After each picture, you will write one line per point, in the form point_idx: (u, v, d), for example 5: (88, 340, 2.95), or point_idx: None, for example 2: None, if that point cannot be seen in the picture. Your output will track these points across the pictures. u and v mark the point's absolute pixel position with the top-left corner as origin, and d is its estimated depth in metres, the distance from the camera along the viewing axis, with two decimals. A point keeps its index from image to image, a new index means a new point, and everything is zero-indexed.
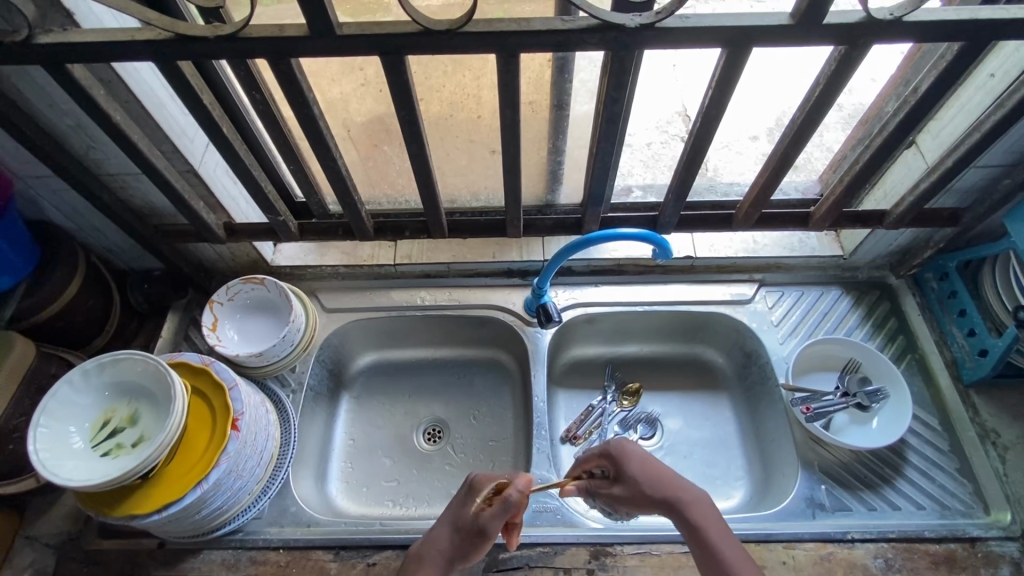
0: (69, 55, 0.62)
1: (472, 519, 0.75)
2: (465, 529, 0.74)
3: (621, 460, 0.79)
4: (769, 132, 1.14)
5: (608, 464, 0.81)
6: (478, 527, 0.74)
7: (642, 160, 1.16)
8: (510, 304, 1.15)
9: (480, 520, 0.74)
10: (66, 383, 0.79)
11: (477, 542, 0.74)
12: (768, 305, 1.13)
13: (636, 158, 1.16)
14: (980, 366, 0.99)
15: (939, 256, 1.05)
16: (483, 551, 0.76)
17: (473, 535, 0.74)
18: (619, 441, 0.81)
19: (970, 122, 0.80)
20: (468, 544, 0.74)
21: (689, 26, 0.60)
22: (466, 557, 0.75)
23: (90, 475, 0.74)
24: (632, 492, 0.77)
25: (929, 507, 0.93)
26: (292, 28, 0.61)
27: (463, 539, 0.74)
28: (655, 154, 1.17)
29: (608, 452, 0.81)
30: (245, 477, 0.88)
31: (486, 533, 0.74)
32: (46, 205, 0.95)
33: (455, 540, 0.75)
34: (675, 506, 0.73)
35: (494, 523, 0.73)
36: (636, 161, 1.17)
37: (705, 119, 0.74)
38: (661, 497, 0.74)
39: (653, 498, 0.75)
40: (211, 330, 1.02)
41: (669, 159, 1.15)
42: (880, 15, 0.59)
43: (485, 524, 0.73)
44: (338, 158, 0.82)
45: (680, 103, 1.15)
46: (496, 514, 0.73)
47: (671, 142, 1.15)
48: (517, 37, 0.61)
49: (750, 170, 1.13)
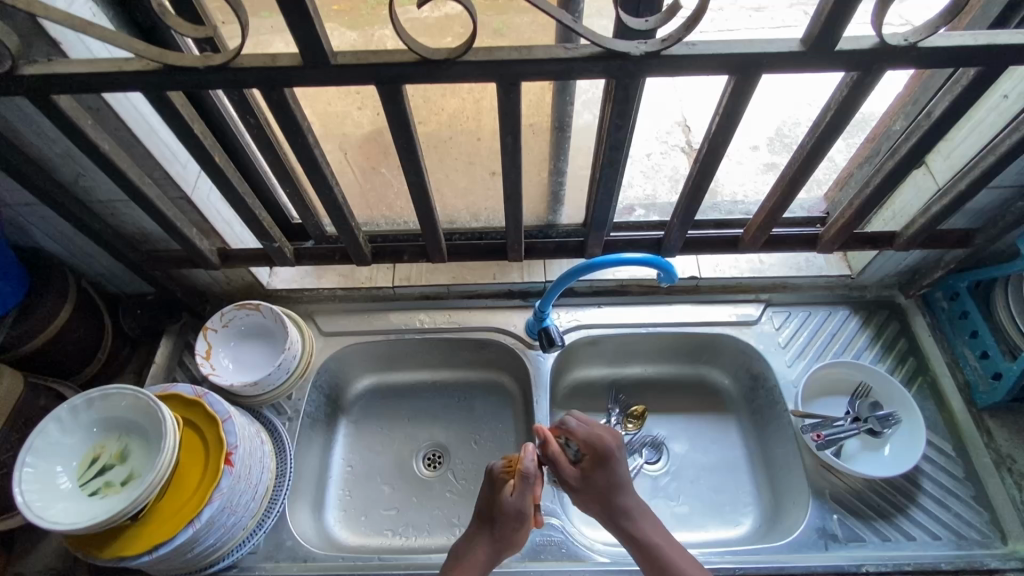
0: (55, 87, 0.60)
1: (506, 507, 0.83)
2: (501, 518, 0.83)
3: (608, 461, 0.86)
4: (770, 142, 1.12)
5: (591, 453, 0.88)
6: (513, 514, 0.82)
7: (642, 171, 1.15)
8: (511, 326, 1.13)
9: (513, 505, 0.83)
10: (53, 420, 0.77)
11: (514, 527, 0.83)
12: (775, 326, 1.10)
13: (637, 169, 1.15)
14: (995, 390, 0.96)
15: (949, 276, 1.02)
16: (522, 536, 0.85)
17: (511, 522, 0.83)
18: (615, 444, 0.88)
19: (982, 143, 0.78)
20: (508, 532, 0.83)
21: (695, 54, 0.58)
22: (508, 544, 0.84)
23: (77, 517, 0.72)
24: (592, 486, 0.86)
25: (945, 538, 0.90)
26: (285, 58, 0.59)
27: (502, 528, 0.83)
28: (655, 164, 1.15)
29: (601, 444, 0.87)
30: (239, 512, 0.85)
31: (522, 517, 0.83)
32: (36, 232, 0.93)
33: (495, 530, 0.83)
34: (616, 519, 0.85)
35: (524, 504, 0.83)
36: (637, 172, 1.15)
37: (711, 144, 0.72)
38: (613, 503, 0.85)
39: (609, 499, 0.85)
40: (204, 358, 0.99)
41: (669, 169, 1.14)
42: (894, 41, 0.57)
43: (520, 507, 0.83)
44: (334, 185, 0.80)
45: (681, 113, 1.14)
46: (524, 493, 0.83)
47: (672, 153, 1.15)
48: (517, 65, 0.59)
49: (750, 180, 1.13)
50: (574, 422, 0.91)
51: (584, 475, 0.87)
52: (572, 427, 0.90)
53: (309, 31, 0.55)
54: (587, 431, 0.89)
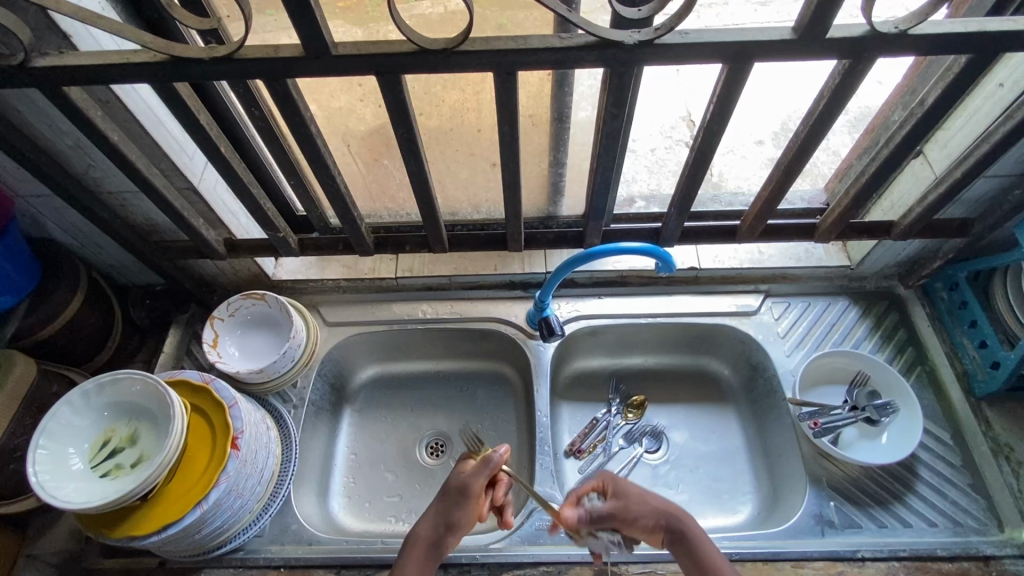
0: (66, 78, 0.62)
1: (456, 483, 0.85)
2: (448, 491, 0.85)
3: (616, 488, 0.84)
4: (774, 136, 1.15)
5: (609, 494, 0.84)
6: (460, 489, 0.84)
7: (646, 166, 1.16)
8: (512, 317, 1.14)
9: (463, 480, 0.85)
10: (66, 403, 0.79)
11: (458, 502, 0.84)
12: (775, 316, 1.11)
13: (640, 164, 1.16)
14: (992, 378, 0.97)
15: (949, 266, 1.03)
16: (467, 522, 0.84)
17: (456, 498, 0.84)
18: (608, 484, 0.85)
19: (978, 132, 0.79)
20: (451, 504, 0.84)
21: (688, 43, 0.59)
22: (450, 526, 0.83)
23: (88, 497, 0.74)
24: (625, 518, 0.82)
25: (942, 524, 0.91)
26: (287, 49, 0.61)
27: (447, 503, 0.84)
28: (659, 159, 1.16)
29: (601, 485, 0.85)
30: (245, 496, 0.87)
31: (467, 493, 0.84)
32: (48, 222, 0.95)
33: (439, 505, 0.84)
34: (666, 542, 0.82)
35: (474, 482, 0.84)
36: (640, 166, 1.16)
37: (706, 134, 0.73)
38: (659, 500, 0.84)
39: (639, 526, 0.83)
40: (211, 346, 1.01)
41: (673, 164, 1.15)
42: (883, 29, 0.58)
43: (468, 483, 0.84)
44: (337, 176, 0.81)
45: (684, 110, 1.19)
46: (481, 468, 0.85)
47: (676, 147, 1.17)
48: (513, 55, 0.60)
49: (755, 175, 1.12)
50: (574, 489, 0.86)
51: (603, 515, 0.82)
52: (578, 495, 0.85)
53: (310, 22, 0.56)
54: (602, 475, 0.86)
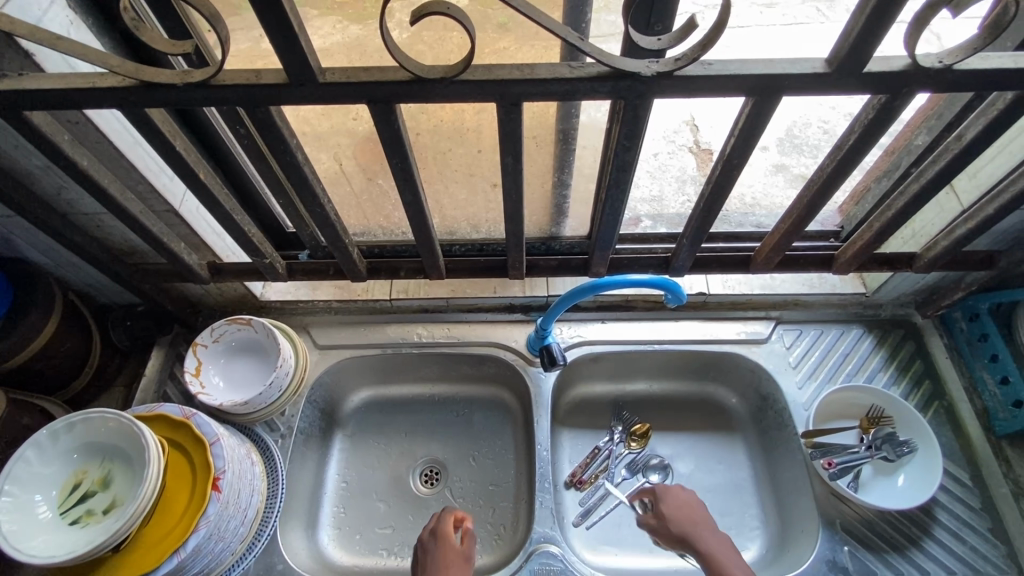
0: (27, 103, 0.57)
1: (452, 551, 0.84)
2: (449, 557, 0.83)
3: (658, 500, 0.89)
4: (779, 142, 1.10)
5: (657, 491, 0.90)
6: (462, 559, 0.84)
7: (648, 172, 1.11)
8: (511, 341, 1.09)
9: (461, 547, 0.85)
10: (32, 446, 0.74)
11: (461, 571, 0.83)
12: (786, 345, 1.06)
13: (642, 170, 1.11)
14: (1016, 418, 0.93)
15: (971, 297, 0.98)
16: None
17: (460, 563, 0.83)
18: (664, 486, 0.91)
19: (1013, 165, 0.74)
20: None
21: (712, 74, 0.54)
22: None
23: (55, 551, 0.69)
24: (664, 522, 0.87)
25: (960, 572, 0.87)
26: (270, 74, 0.56)
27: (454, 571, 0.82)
28: (662, 165, 1.12)
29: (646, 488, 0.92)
30: (227, 538, 0.82)
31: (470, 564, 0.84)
32: (20, 242, 0.89)
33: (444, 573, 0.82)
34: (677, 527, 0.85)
35: (471, 550, 0.86)
36: (643, 172, 1.10)
37: (724, 166, 0.68)
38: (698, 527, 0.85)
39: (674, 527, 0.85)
40: (194, 375, 0.96)
41: (676, 170, 1.11)
42: (926, 63, 0.53)
43: (466, 552, 0.85)
44: (327, 203, 0.76)
45: (689, 111, 1.13)
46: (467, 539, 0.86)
47: (679, 152, 1.11)
48: (519, 85, 0.55)
49: (759, 182, 1.08)
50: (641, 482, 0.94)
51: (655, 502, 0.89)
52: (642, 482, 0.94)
53: (295, 49, 0.51)
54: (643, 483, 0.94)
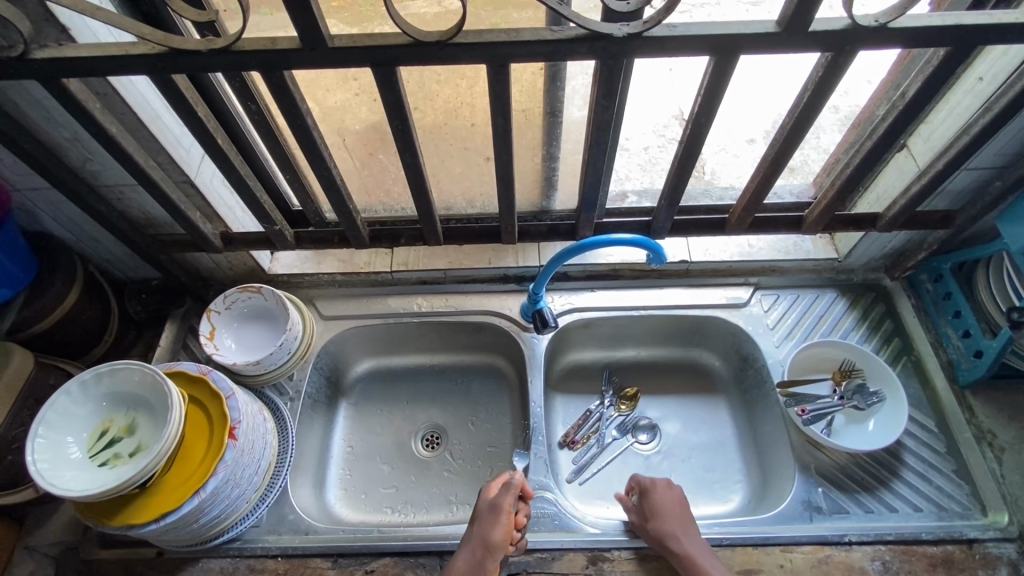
0: (67, 70, 0.63)
1: (484, 509, 0.86)
2: (481, 513, 0.86)
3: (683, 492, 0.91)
4: (765, 134, 1.16)
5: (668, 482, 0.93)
6: (489, 510, 0.85)
7: (639, 164, 1.16)
8: (506, 309, 1.16)
9: (493, 500, 0.86)
10: (64, 394, 0.81)
11: (489, 522, 0.84)
12: (764, 308, 1.13)
13: (633, 162, 1.16)
14: (976, 367, 0.99)
15: (933, 258, 1.05)
16: (504, 542, 0.83)
17: (488, 517, 0.85)
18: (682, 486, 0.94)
19: (960, 125, 0.81)
20: (485, 529, 0.84)
21: (676, 35, 0.61)
22: (489, 547, 0.82)
23: (86, 485, 0.75)
24: (668, 509, 0.89)
25: (927, 509, 0.93)
26: (284, 41, 0.62)
27: (482, 526, 0.84)
28: (652, 158, 1.17)
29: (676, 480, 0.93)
30: (243, 485, 0.88)
31: (496, 510, 0.85)
32: (45, 217, 0.95)
33: (473, 532, 0.85)
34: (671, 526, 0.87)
35: (506, 499, 0.86)
36: (634, 164, 1.16)
37: (694, 125, 0.75)
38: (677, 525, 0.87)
39: (679, 521, 0.88)
40: (208, 338, 1.03)
41: (666, 162, 1.15)
42: (864, 22, 0.60)
43: (495, 503, 0.86)
44: (333, 168, 0.82)
45: (676, 107, 1.20)
46: (505, 492, 0.87)
47: (668, 145, 1.17)
48: (506, 47, 0.62)
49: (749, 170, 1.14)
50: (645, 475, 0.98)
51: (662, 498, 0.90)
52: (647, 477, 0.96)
53: (308, 15, 0.58)
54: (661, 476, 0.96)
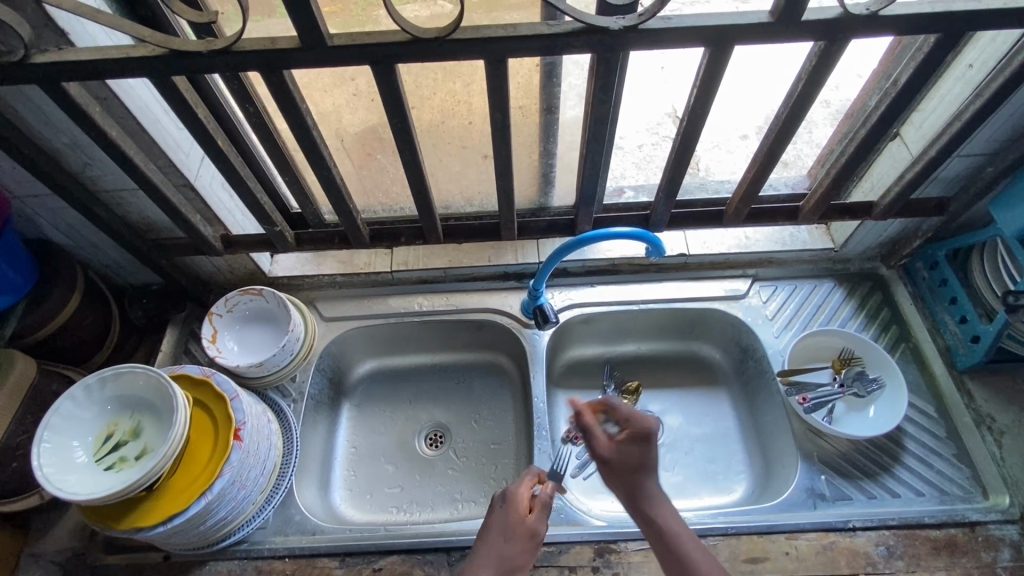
0: (67, 74, 0.63)
1: (520, 523, 0.77)
2: (516, 530, 0.77)
3: (646, 441, 0.77)
4: (759, 129, 1.16)
5: (629, 429, 0.79)
6: (526, 531, 0.77)
7: (634, 162, 1.18)
8: (506, 306, 1.16)
9: (530, 521, 0.78)
10: (69, 399, 0.81)
11: (525, 545, 0.76)
12: (762, 299, 1.14)
13: (628, 160, 1.18)
14: (974, 352, 1.00)
15: (928, 246, 1.06)
16: (525, 570, 0.76)
17: (523, 541, 0.77)
18: (652, 428, 0.79)
19: (950, 112, 0.83)
20: (519, 549, 0.75)
21: (671, 27, 0.62)
22: (512, 567, 0.75)
23: (93, 489, 0.76)
24: (624, 463, 0.77)
25: (929, 493, 0.94)
26: (284, 40, 0.63)
27: (515, 545, 0.76)
28: (647, 156, 1.18)
29: (641, 424, 0.78)
30: (249, 487, 0.88)
31: (533, 536, 0.77)
32: (44, 224, 0.95)
33: (504, 548, 0.75)
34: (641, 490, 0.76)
35: (541, 526, 0.79)
36: (629, 163, 1.18)
37: (691, 117, 0.76)
38: (642, 483, 0.76)
39: (633, 479, 0.76)
40: (210, 341, 1.04)
41: (661, 160, 1.17)
42: (856, 11, 0.61)
43: (533, 527, 0.78)
44: (333, 167, 0.83)
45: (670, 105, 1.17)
46: (541, 513, 0.80)
47: (663, 143, 1.17)
48: (503, 42, 0.63)
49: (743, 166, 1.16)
50: (613, 402, 0.83)
51: (640, 448, 0.77)
52: (615, 405, 0.82)
53: (308, 15, 0.59)
54: (629, 409, 0.81)
